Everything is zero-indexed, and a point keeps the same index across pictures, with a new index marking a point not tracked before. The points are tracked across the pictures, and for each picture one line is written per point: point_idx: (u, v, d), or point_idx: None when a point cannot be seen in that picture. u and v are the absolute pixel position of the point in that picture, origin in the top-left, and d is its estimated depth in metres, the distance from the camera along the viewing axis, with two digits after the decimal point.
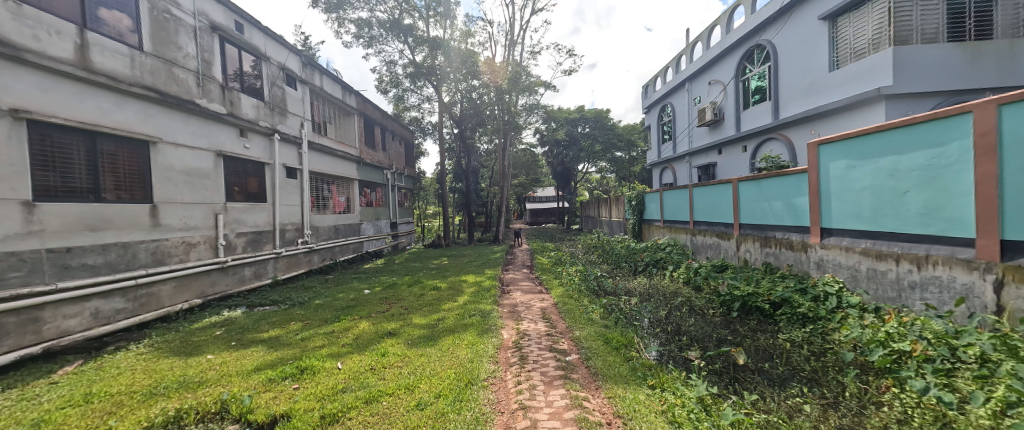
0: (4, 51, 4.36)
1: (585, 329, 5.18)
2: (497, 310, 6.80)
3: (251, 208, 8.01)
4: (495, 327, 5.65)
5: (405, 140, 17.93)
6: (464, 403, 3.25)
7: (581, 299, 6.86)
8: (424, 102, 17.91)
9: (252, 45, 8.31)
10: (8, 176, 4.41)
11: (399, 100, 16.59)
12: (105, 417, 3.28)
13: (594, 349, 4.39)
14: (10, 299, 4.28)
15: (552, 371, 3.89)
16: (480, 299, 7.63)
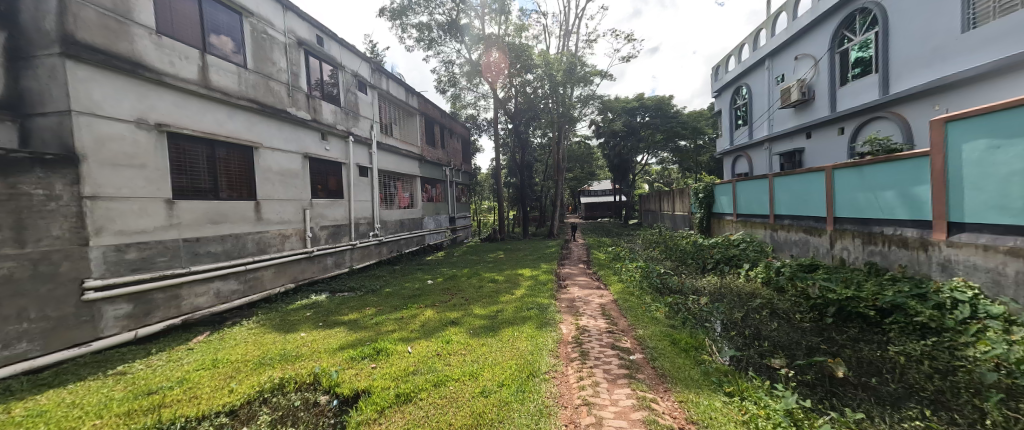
0: (150, 76, 5.28)
1: (649, 327, 4.96)
2: (555, 304, 6.78)
3: (332, 204, 8.86)
4: (553, 320, 5.64)
5: (462, 137, 18.44)
6: (528, 394, 3.30)
7: (644, 297, 6.57)
8: (480, 99, 18.27)
9: (330, 56, 9.10)
10: (155, 178, 5.33)
11: (456, 99, 17.13)
12: (228, 380, 3.88)
13: (661, 350, 4.18)
14: (159, 278, 5.24)
15: (615, 370, 3.79)
16: (538, 293, 7.65)
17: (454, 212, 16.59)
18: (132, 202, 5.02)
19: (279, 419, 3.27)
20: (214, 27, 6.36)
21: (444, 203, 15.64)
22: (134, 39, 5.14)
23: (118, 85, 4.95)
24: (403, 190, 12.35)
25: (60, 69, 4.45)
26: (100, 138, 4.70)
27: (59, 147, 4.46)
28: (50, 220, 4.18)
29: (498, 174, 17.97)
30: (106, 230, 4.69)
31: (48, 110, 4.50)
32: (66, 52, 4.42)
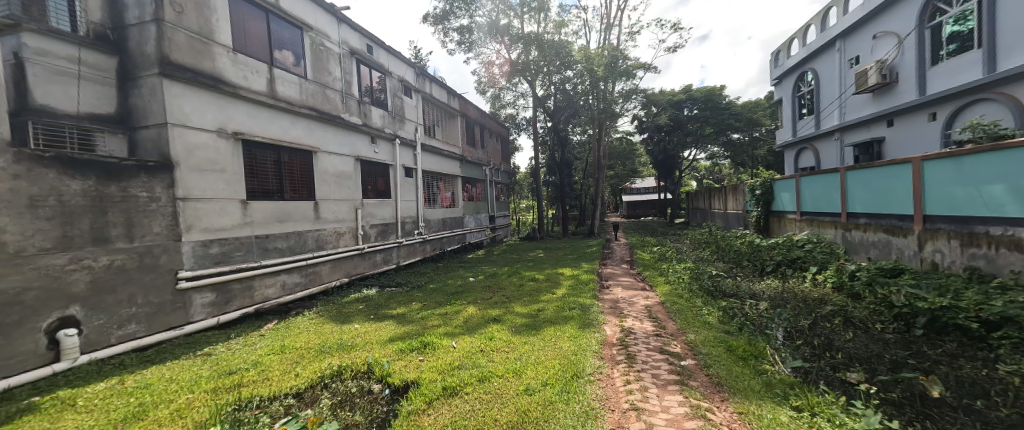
0: (228, 89, 5.86)
1: (702, 333, 4.71)
2: (597, 305, 6.63)
3: (381, 203, 9.31)
4: (596, 321, 5.52)
5: (502, 137, 18.55)
6: (572, 395, 3.26)
7: (694, 300, 6.25)
8: (519, 99, 18.29)
9: (379, 63, 9.56)
10: (232, 181, 5.90)
11: (496, 99, 17.28)
12: (294, 364, 4.22)
13: (716, 357, 3.95)
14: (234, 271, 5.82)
15: (665, 375, 3.64)
16: (579, 292, 7.54)
17: (493, 211, 16.76)
18: (215, 203, 5.59)
19: (338, 403, 3.50)
20: (279, 43, 6.94)
21: (484, 202, 15.84)
22: (215, 57, 5.74)
23: (203, 99, 5.54)
24: (445, 189, 12.69)
25: (158, 87, 5.07)
26: (189, 146, 5.28)
27: (158, 155, 5.10)
28: (152, 218, 4.78)
29: (538, 172, 17.89)
30: (194, 227, 5.27)
31: (149, 124, 5.16)
32: (163, 72, 5.02)
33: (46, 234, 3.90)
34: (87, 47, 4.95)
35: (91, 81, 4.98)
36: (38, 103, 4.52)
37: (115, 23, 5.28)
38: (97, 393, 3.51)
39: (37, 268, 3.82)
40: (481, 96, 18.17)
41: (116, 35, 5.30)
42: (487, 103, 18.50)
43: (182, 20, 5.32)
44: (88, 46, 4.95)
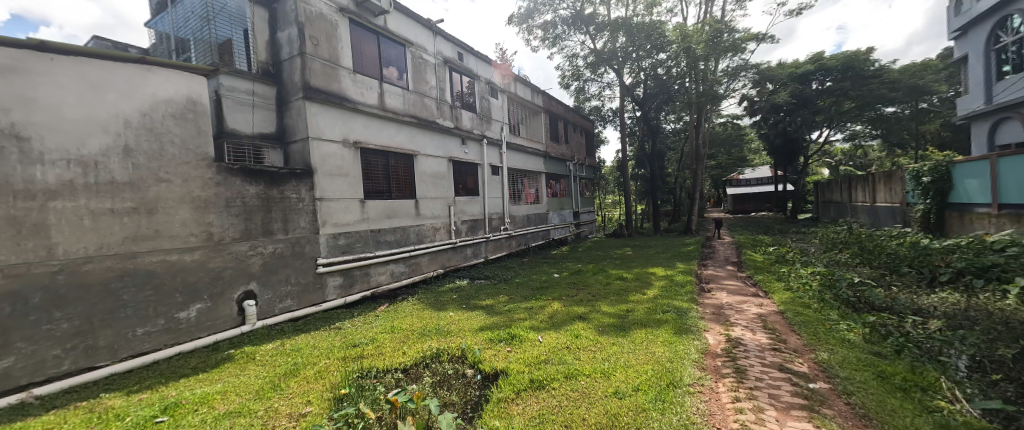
0: (350, 105, 6.80)
1: (839, 352, 4.05)
2: (698, 309, 6.11)
3: (471, 200, 9.85)
4: (696, 328, 5.09)
5: (586, 131, 18.09)
6: (670, 406, 3.08)
7: (829, 313, 5.37)
8: (605, 89, 17.59)
9: (469, 69, 10.07)
10: (352, 183, 6.84)
11: (580, 92, 16.90)
12: (402, 344, 4.92)
13: (861, 383, 3.35)
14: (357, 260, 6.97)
15: (787, 397, 3.23)
16: (675, 295, 7.04)
17: (578, 207, 16.46)
18: (341, 202, 6.66)
19: (438, 381, 3.87)
20: (388, 61, 7.81)
21: (568, 198, 15.66)
22: (341, 79, 6.69)
23: (333, 115, 6.54)
24: (529, 186, 12.87)
25: (301, 108, 6.15)
26: (323, 155, 6.37)
27: (302, 164, 6.28)
28: (300, 215, 6.02)
29: (624, 165, 17.02)
30: (327, 223, 6.43)
31: (297, 140, 6.31)
32: (306, 96, 6.09)
33: (234, 227, 5.23)
34: (259, 82, 6.23)
35: (262, 109, 6.26)
36: (230, 128, 5.84)
37: (274, 60, 6.53)
38: (265, 353, 4.75)
39: (230, 252, 5.18)
40: (565, 90, 17.96)
41: (275, 69, 6.54)
42: (571, 97, 18.21)
43: (318, 51, 6.37)
44: (259, 81, 6.23)
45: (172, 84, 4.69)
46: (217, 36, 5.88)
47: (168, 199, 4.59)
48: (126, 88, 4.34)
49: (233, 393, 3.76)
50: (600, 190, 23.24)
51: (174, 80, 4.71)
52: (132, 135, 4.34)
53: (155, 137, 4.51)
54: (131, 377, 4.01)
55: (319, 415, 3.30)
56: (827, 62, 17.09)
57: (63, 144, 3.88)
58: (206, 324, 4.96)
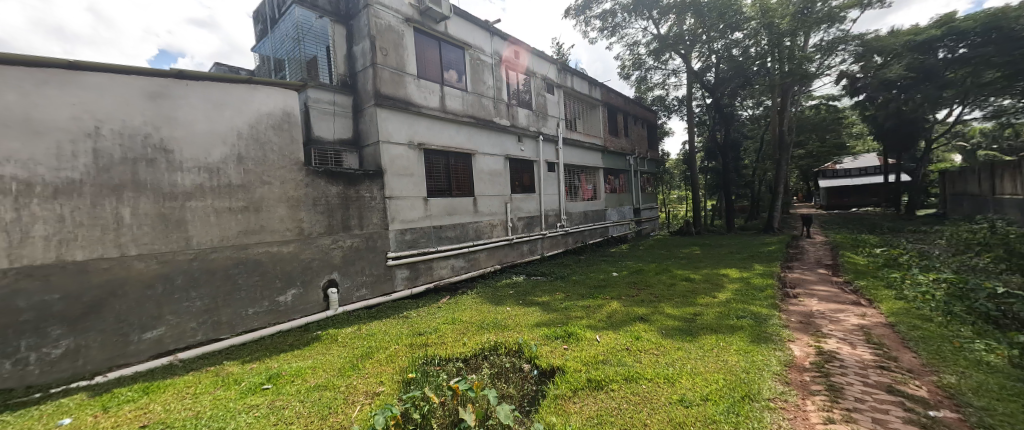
0: (414, 109, 7.29)
1: (970, 377, 3.41)
2: (779, 317, 5.55)
3: (527, 197, 9.98)
4: (779, 338, 4.65)
5: (649, 123, 17.13)
6: (742, 419, 2.89)
7: (959, 328, 4.52)
8: (670, 77, 16.49)
9: (525, 66, 10.15)
10: (416, 182, 7.35)
11: (643, 82, 16.05)
12: (462, 335, 5.30)
13: (1004, 416, 2.79)
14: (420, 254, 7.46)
15: (895, 424, 2.83)
16: (751, 299, 6.45)
17: (639, 204, 15.74)
18: (406, 200, 7.19)
19: (496, 374, 4.12)
20: (448, 65, 8.22)
21: (628, 194, 15.05)
22: (406, 85, 7.22)
23: (400, 119, 7.09)
24: (586, 182, 12.64)
25: (373, 115, 6.77)
26: (392, 157, 6.94)
27: (374, 166, 6.90)
28: (372, 212, 6.65)
29: (692, 158, 15.87)
30: (394, 220, 7.02)
31: (369, 144, 6.95)
32: (377, 103, 6.69)
33: (319, 223, 5.99)
34: (339, 93, 6.96)
35: (342, 117, 6.98)
36: (316, 136, 6.61)
37: (350, 72, 7.21)
38: (345, 336, 5.41)
39: (316, 246, 5.97)
40: (626, 81, 17.21)
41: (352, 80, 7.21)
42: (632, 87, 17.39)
43: (387, 60, 6.92)
44: (340, 92, 6.95)
45: (270, 99, 5.52)
46: (307, 52, 6.82)
47: (268, 199, 5.44)
48: (237, 104, 5.23)
49: (319, 369, 4.40)
50: (666, 185, 21.91)
51: (272, 95, 5.54)
52: (242, 144, 5.23)
53: (258, 146, 5.38)
54: (245, 349, 4.90)
55: (390, 395, 3.71)
56: (960, 25, 12.13)
57: (195, 155, 4.83)
58: (298, 307, 5.79)
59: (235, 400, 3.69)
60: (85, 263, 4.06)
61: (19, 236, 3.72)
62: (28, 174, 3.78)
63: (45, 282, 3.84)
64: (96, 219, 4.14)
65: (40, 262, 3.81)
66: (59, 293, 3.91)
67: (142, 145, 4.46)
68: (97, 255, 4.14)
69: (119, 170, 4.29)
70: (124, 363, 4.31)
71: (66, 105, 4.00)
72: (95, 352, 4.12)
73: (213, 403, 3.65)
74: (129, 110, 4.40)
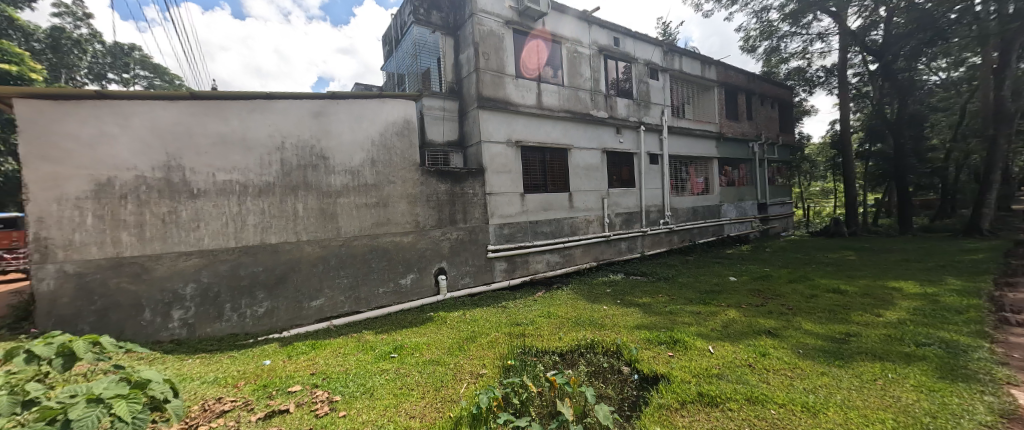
0: (512, 108, 7.57)
1: None
2: (988, 349, 4.14)
3: (626, 192, 9.46)
4: (990, 378, 3.47)
5: (785, 103, 14.34)
6: None
7: None
8: (812, 43, 13.58)
9: (626, 53, 9.57)
10: (512, 179, 7.65)
11: (774, 52, 13.57)
12: (558, 329, 5.41)
13: None
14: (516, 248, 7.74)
15: None
16: (942, 325, 4.89)
17: (767, 198, 13.39)
18: (504, 196, 7.55)
19: (594, 372, 4.11)
20: (545, 61, 8.29)
21: (752, 187, 12.95)
22: (505, 86, 7.53)
23: (499, 120, 7.45)
24: (697, 174, 11.36)
25: (475, 116, 7.26)
26: (491, 155, 7.36)
27: (475, 164, 7.41)
28: (474, 207, 7.18)
29: (845, 141, 12.83)
30: (493, 215, 7.43)
31: (472, 144, 7.48)
32: (479, 105, 7.15)
33: (430, 217, 6.76)
34: (450, 98, 7.62)
35: (450, 121, 7.62)
36: (428, 139, 7.36)
37: (457, 79, 7.82)
38: (453, 319, 6.04)
39: (428, 237, 6.76)
40: (751, 54, 14.77)
41: (458, 86, 7.82)
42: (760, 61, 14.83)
43: (488, 64, 7.33)
44: (449, 98, 7.62)
45: (395, 110, 6.45)
46: (422, 65, 7.60)
47: (392, 196, 6.39)
48: (371, 116, 6.26)
49: (431, 346, 5.04)
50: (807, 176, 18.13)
51: (396, 107, 6.45)
52: (374, 150, 6.26)
53: (385, 150, 6.35)
54: (377, 322, 5.91)
55: (492, 378, 4.05)
56: None
57: (342, 161, 6.01)
58: (415, 289, 6.66)
59: (371, 363, 4.53)
60: (275, 245, 5.54)
61: (240, 224, 5.33)
62: (245, 179, 5.38)
63: (254, 258, 5.41)
64: (281, 213, 5.58)
65: (251, 242, 5.39)
66: (261, 266, 5.46)
67: (309, 154, 5.78)
68: (284, 239, 5.60)
69: (295, 174, 5.68)
70: (300, 322, 5.71)
71: (264, 126, 5.50)
72: (282, 312, 5.59)
73: (357, 362, 4.55)
74: (301, 127, 5.75)
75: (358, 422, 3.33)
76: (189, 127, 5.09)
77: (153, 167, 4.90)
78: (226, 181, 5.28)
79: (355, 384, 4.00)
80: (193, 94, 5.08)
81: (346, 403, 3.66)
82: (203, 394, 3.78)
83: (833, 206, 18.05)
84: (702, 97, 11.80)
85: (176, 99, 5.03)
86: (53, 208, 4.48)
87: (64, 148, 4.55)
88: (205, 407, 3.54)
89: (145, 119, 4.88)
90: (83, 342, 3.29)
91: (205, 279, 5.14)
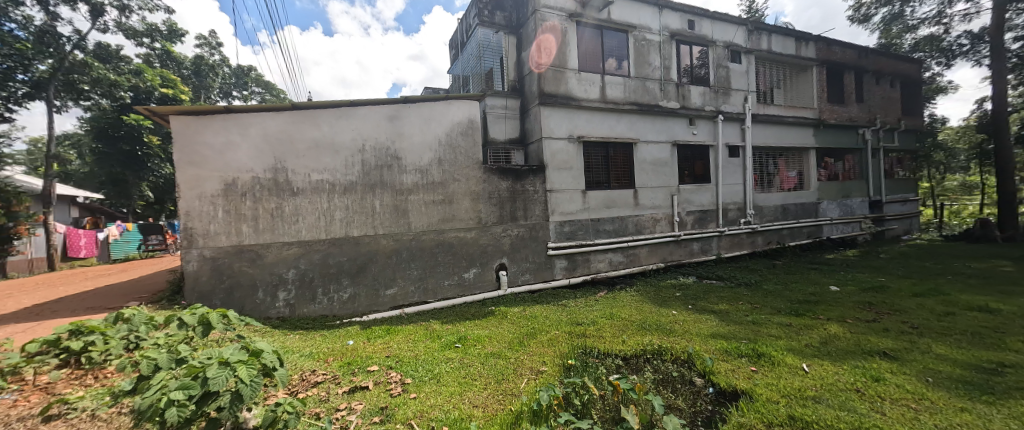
0: (575, 104, 7.41)
1: None
2: None
3: (700, 189, 8.71)
4: None
5: (911, 80, 11.91)
6: None
7: None
8: (952, 3, 11.08)
9: (702, 36, 8.75)
10: (574, 176, 7.50)
11: (896, 20, 11.36)
12: (622, 332, 5.19)
13: None
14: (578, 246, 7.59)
15: None
16: None
17: (883, 194, 11.28)
18: (565, 193, 7.45)
19: (662, 380, 3.87)
20: (609, 53, 7.96)
21: (862, 182, 11.01)
22: (567, 81, 7.39)
23: (561, 116, 7.35)
24: (788, 168, 10.04)
25: (537, 113, 7.25)
26: (552, 151, 7.30)
27: (537, 161, 7.41)
28: (535, 204, 7.20)
29: (1001, 123, 10.23)
30: (554, 212, 7.37)
31: (533, 141, 7.50)
32: (541, 102, 7.13)
33: (492, 213, 6.94)
34: (512, 97, 7.71)
35: (511, 119, 7.71)
36: (491, 138, 7.55)
37: (518, 77, 7.89)
38: (513, 314, 6.13)
39: (490, 233, 6.95)
40: (863, 25, 12.55)
41: (520, 84, 7.89)
42: (876, 32, 12.53)
43: (550, 60, 7.26)
44: (512, 96, 7.72)
45: (460, 110, 6.72)
46: (485, 65, 7.84)
47: (457, 193, 6.69)
48: (439, 118, 6.61)
49: (493, 339, 5.18)
50: (943, 167, 14.87)
51: (461, 107, 6.72)
52: (441, 150, 6.61)
53: (451, 150, 6.66)
54: (443, 312, 6.24)
55: (553, 376, 4.03)
56: None
57: (412, 160, 6.44)
58: (477, 283, 6.90)
59: (438, 351, 4.82)
60: (357, 238, 6.16)
61: (329, 218, 6.03)
62: (332, 178, 6.06)
63: (339, 249, 6.08)
64: (362, 209, 6.18)
65: (338, 235, 6.06)
66: (345, 256, 6.11)
67: (383, 154, 6.30)
68: (363, 232, 6.19)
69: (372, 174, 6.24)
70: (377, 308, 6.28)
71: (349, 131, 6.14)
72: (362, 299, 6.21)
73: (425, 349, 4.87)
74: (378, 130, 6.29)
75: (427, 405, 3.56)
76: (290, 134, 5.88)
77: (264, 169, 5.76)
78: (319, 180, 6.00)
79: (424, 370, 4.28)
80: (294, 105, 5.86)
81: (416, 386, 3.94)
82: (301, 365, 4.38)
83: (981, 205, 14.57)
84: (797, 80, 10.34)
85: (281, 110, 5.85)
86: (196, 204, 5.52)
87: (203, 155, 5.56)
88: (303, 377, 4.11)
89: (258, 128, 5.76)
90: (215, 316, 4.00)
91: (302, 266, 5.92)
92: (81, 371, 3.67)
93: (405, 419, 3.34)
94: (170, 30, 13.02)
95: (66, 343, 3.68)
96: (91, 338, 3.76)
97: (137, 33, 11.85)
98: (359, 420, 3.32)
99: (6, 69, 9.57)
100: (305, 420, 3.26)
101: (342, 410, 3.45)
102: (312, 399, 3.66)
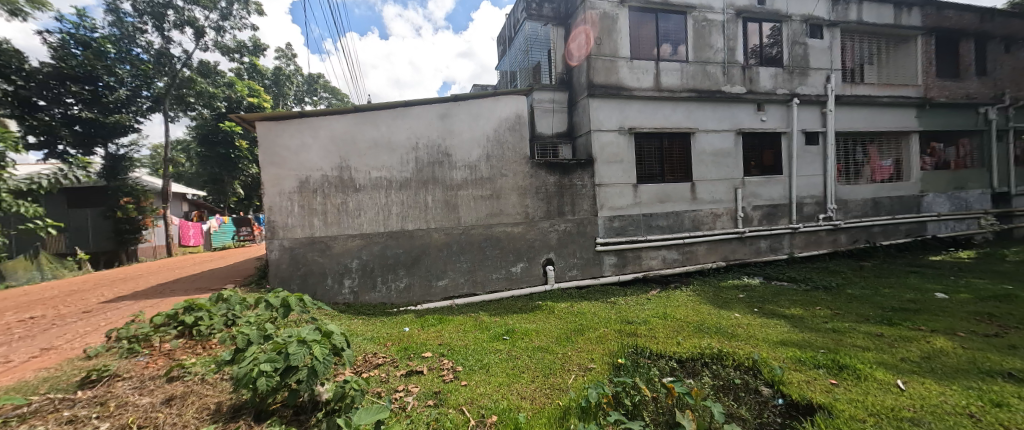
0: (626, 93, 7.08)
1: None
2: None
3: (769, 181, 7.89)
4: None
5: None
6: None
7: None
8: None
9: (774, 11, 7.83)
10: (624, 169, 7.20)
11: None
12: (677, 333, 4.91)
13: None
14: (629, 242, 7.28)
15: None
16: None
17: (1013, 185, 9.33)
18: (615, 187, 7.18)
19: (721, 387, 3.61)
20: (665, 37, 7.47)
21: (983, 170, 9.20)
22: (618, 69, 7.06)
23: (611, 106, 7.07)
24: (880, 156, 8.74)
25: (586, 105, 7.05)
26: (602, 144, 7.06)
27: (585, 155, 7.23)
28: (583, 199, 7.05)
29: None
30: (603, 207, 7.15)
31: (581, 134, 7.31)
32: (590, 94, 6.90)
33: (539, 208, 6.91)
34: (561, 90, 7.56)
35: (559, 112, 7.59)
36: (539, 132, 7.50)
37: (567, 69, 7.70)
38: (561, 310, 6.09)
39: (538, 228, 6.93)
40: None
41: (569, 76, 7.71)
42: None
43: (600, 49, 6.98)
44: (560, 89, 7.56)
45: (508, 106, 6.75)
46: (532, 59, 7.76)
47: (504, 188, 6.76)
48: (487, 114, 6.71)
49: (541, 333, 5.20)
50: None
51: (509, 102, 6.75)
52: (489, 146, 6.71)
53: (499, 146, 6.73)
54: (491, 305, 6.39)
55: (601, 374, 3.94)
56: None
57: (461, 157, 6.62)
58: (525, 277, 6.95)
59: (486, 342, 4.95)
60: (411, 231, 6.50)
61: (387, 213, 6.43)
62: (389, 176, 6.44)
63: (397, 241, 6.47)
64: (415, 204, 6.50)
65: (394, 228, 6.45)
66: (402, 248, 6.49)
67: (435, 152, 6.55)
68: (417, 226, 6.52)
69: (425, 171, 6.52)
70: (429, 298, 6.60)
71: (404, 131, 6.46)
72: (417, 289, 6.56)
73: (475, 340, 5.03)
74: (430, 129, 6.54)
75: (477, 393, 3.68)
76: (353, 135, 6.34)
77: (332, 168, 6.30)
78: (378, 177, 6.42)
79: (473, 359, 4.43)
80: (356, 108, 6.30)
81: (466, 374, 4.09)
82: (364, 348, 4.75)
83: None
84: (895, 53, 8.88)
85: (345, 113, 6.31)
86: (277, 199, 6.18)
87: (282, 155, 6.19)
88: (366, 359, 4.47)
89: (327, 130, 6.29)
90: (294, 299, 4.40)
91: (363, 257, 6.40)
92: (195, 342, 4.30)
93: (456, 405, 3.49)
94: (255, 45, 14.61)
95: (181, 317, 4.36)
96: (200, 314, 4.42)
97: (229, 50, 13.49)
98: (415, 402, 3.53)
99: (134, 87, 11.36)
100: (368, 397, 3.55)
101: (401, 392, 3.69)
102: (374, 379, 3.97)
